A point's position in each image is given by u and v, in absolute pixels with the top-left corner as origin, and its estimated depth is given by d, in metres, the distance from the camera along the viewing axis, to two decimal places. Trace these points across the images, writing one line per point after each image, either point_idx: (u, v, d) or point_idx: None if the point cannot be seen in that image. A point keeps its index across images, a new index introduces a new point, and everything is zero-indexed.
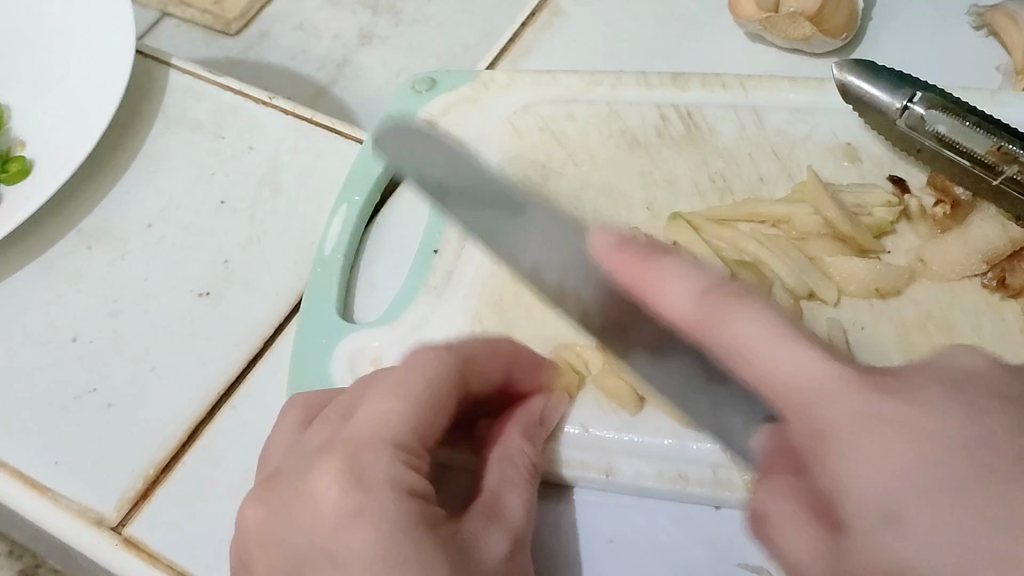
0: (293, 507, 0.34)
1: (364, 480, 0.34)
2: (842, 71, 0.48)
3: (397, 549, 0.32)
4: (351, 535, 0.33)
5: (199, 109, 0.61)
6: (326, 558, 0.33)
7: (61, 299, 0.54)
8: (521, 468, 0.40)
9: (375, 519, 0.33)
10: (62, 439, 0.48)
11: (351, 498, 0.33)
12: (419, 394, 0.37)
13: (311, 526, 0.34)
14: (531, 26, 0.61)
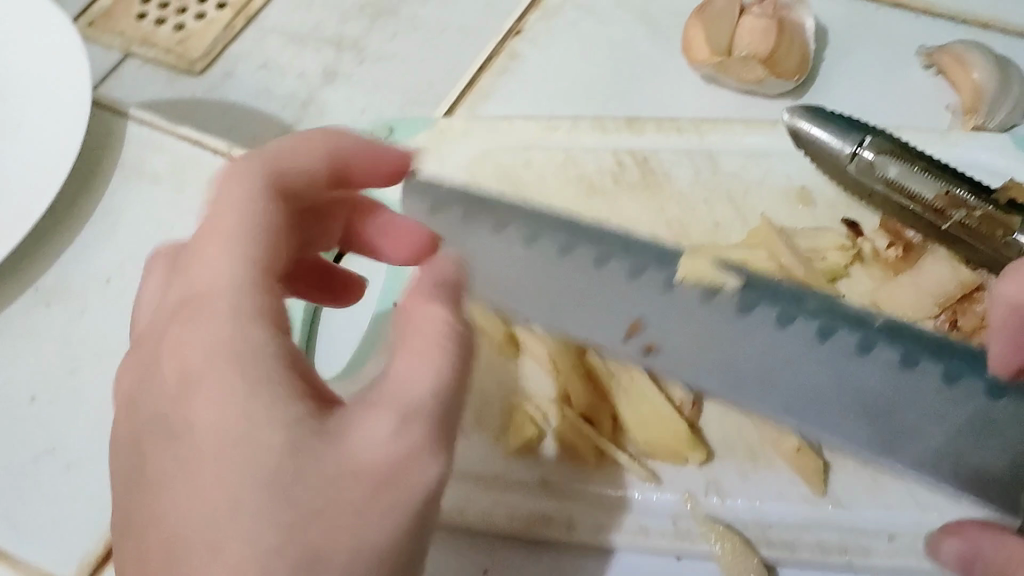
0: (152, 368, 0.29)
1: (210, 328, 0.28)
2: (794, 116, 0.49)
3: (249, 413, 0.26)
4: (201, 402, 0.27)
5: (158, 161, 0.61)
6: (175, 427, 0.28)
7: (20, 358, 0.53)
8: (428, 338, 0.30)
9: (219, 393, 0.27)
10: (21, 502, 0.48)
11: (196, 368, 0.27)
12: (256, 230, 0.30)
13: (161, 406, 0.28)
14: (489, 70, 0.61)
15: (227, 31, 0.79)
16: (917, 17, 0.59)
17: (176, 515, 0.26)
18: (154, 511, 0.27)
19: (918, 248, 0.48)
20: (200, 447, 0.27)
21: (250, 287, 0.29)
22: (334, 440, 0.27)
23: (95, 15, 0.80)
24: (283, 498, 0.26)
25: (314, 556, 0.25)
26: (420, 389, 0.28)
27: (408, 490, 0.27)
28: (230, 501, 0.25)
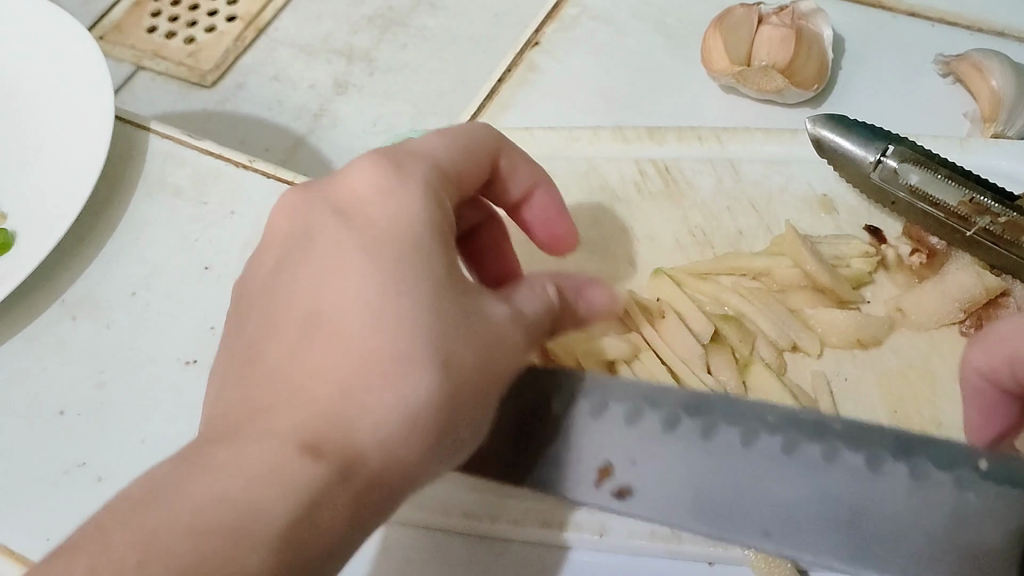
0: (326, 189, 0.37)
1: (395, 164, 0.36)
2: (815, 125, 0.50)
3: (415, 225, 0.34)
4: (375, 203, 0.35)
5: (180, 174, 0.62)
6: (342, 222, 0.35)
7: (47, 371, 0.54)
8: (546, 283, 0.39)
9: (403, 213, 0.35)
10: (52, 515, 0.48)
11: (384, 197, 0.35)
12: (470, 141, 0.40)
13: (336, 208, 0.36)
14: (507, 82, 0.61)
15: (237, 43, 0.79)
16: (932, 25, 0.59)
17: (337, 286, 0.33)
18: (309, 287, 0.34)
19: (942, 254, 0.48)
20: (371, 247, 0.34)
21: (444, 168, 0.38)
22: (476, 300, 0.35)
23: (106, 29, 0.81)
24: (430, 312, 0.33)
25: (442, 365, 0.32)
26: (532, 298, 0.38)
27: (504, 363, 0.35)
28: (390, 295, 0.32)
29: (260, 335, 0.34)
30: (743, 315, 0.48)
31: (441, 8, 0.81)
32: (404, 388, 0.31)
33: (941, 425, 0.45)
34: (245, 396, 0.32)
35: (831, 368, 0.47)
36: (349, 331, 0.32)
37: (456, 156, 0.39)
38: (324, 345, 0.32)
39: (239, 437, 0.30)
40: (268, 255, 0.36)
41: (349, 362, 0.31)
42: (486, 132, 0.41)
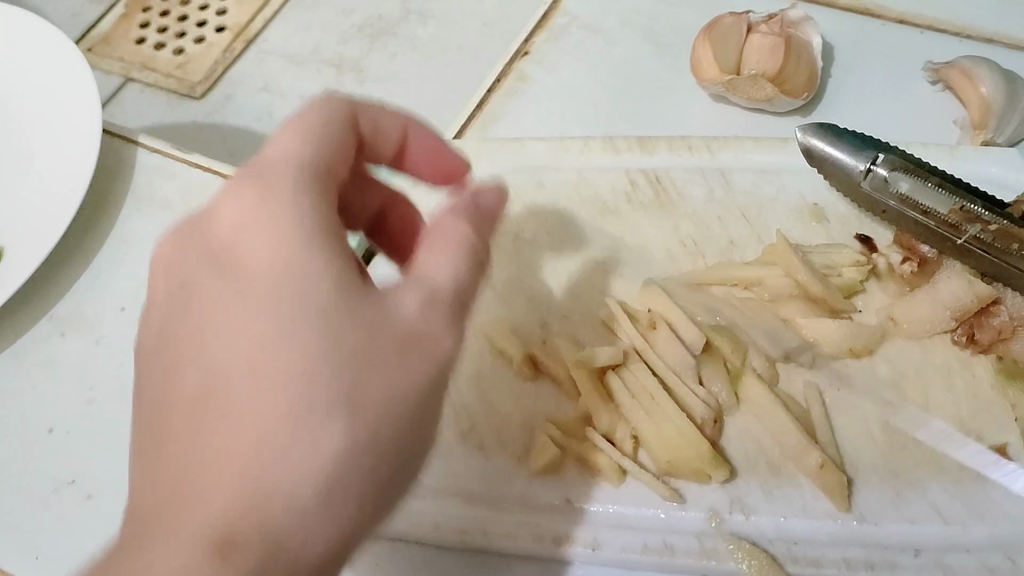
0: (198, 237, 0.32)
1: (261, 179, 0.31)
2: (806, 134, 0.50)
3: (288, 259, 0.30)
4: (250, 242, 0.31)
5: (169, 188, 0.61)
6: (218, 280, 0.31)
7: (37, 388, 0.53)
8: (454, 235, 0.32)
9: (281, 231, 0.30)
10: (42, 533, 0.48)
11: (253, 209, 0.31)
12: (324, 129, 0.33)
13: (211, 258, 0.31)
14: (497, 92, 0.61)
15: (226, 54, 0.79)
16: (921, 32, 0.59)
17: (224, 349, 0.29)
18: (199, 353, 0.30)
19: (933, 262, 0.48)
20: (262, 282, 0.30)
21: (313, 163, 0.32)
22: (377, 309, 0.30)
23: (94, 40, 0.80)
24: (333, 356, 0.29)
25: (348, 409, 0.28)
26: (445, 272, 0.31)
27: (426, 360, 0.30)
28: (281, 346, 0.29)
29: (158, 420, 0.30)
30: (736, 325, 0.48)
31: (430, 18, 0.81)
32: (310, 445, 0.28)
33: (933, 434, 0.45)
34: (155, 483, 0.28)
35: (824, 378, 0.47)
36: (241, 401, 0.28)
37: (329, 146, 0.33)
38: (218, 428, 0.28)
39: (152, 534, 0.27)
40: (153, 312, 0.32)
41: (242, 446, 0.27)
42: (338, 109, 0.33)
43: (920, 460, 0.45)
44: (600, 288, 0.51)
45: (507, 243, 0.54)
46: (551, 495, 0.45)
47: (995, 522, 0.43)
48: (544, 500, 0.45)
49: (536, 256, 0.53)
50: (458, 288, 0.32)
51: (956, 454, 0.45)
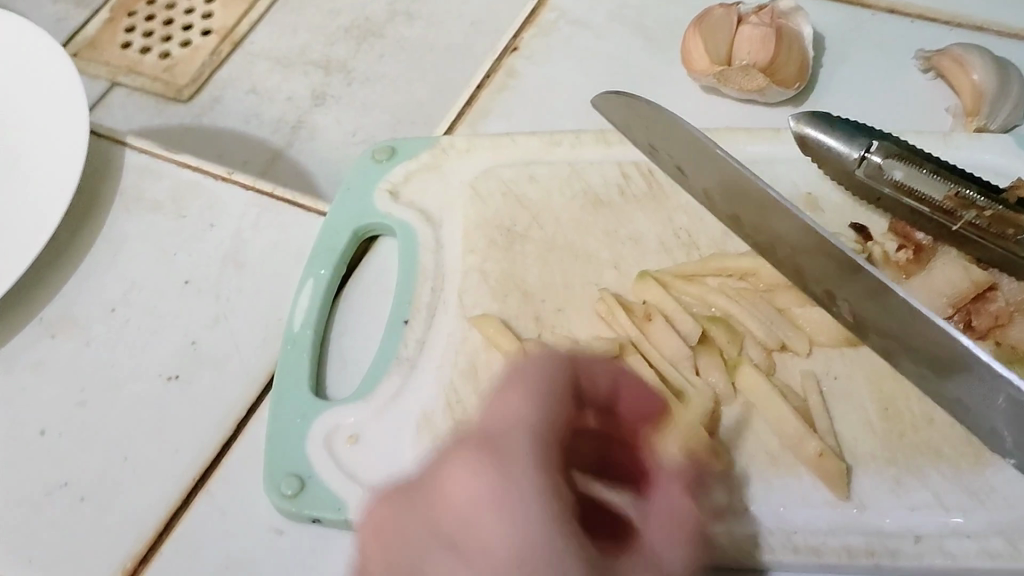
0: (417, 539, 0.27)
1: (481, 495, 0.27)
2: (799, 122, 0.48)
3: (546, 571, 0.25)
4: (492, 537, 0.26)
5: (157, 188, 0.61)
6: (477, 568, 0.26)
7: (27, 391, 0.53)
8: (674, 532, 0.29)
9: (514, 406, 0.30)
10: (34, 537, 0.47)
11: (490, 411, 0.30)
12: (532, 416, 0.29)
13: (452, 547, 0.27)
14: (487, 88, 0.61)
15: (213, 58, 0.79)
16: (911, 22, 0.59)
17: (456, 483, 0.27)
18: (417, 500, 0.28)
19: (928, 250, 0.47)
20: (477, 441, 0.28)
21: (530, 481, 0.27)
22: None
23: (79, 46, 0.80)
24: (555, 498, 0.27)
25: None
26: None
27: None
28: (507, 485, 0.27)
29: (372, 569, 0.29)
30: (731, 316, 0.47)
31: (417, 18, 0.80)
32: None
33: (932, 420, 0.45)
34: None
35: (821, 366, 0.47)
36: (475, 528, 0.26)
37: (541, 375, 0.31)
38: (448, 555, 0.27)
39: None
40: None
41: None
42: (509, 411, 0.30)
43: (918, 447, 0.44)
44: (595, 282, 0.51)
45: (500, 238, 0.53)
46: None
47: (997, 507, 0.43)
48: None
49: (528, 251, 0.53)
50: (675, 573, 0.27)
51: (954, 440, 0.45)
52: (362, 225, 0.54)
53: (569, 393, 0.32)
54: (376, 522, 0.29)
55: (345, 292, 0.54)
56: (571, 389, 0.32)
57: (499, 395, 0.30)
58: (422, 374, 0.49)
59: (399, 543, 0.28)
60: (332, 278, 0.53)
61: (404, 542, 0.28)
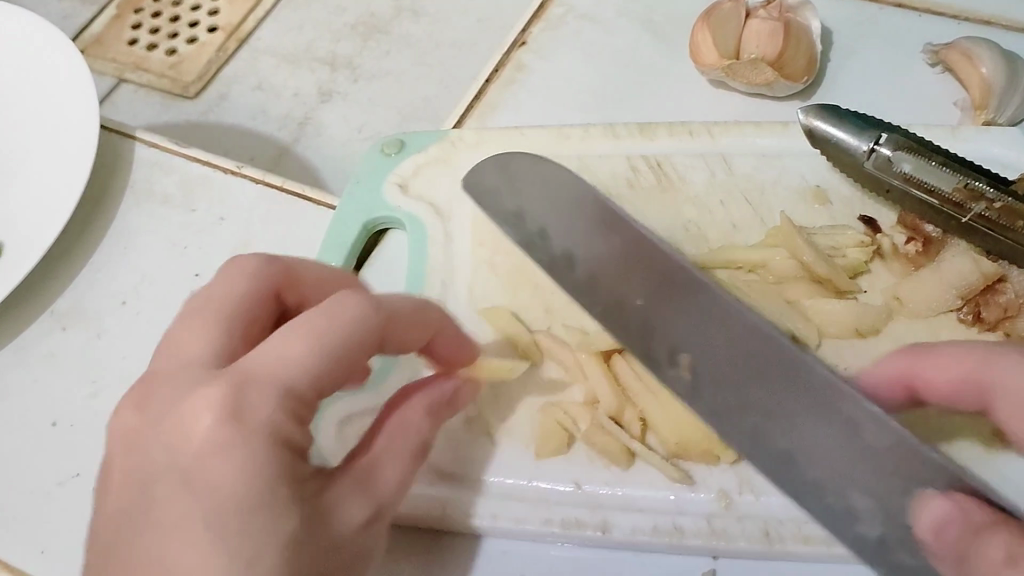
0: (161, 438, 0.31)
1: (242, 418, 0.30)
2: (807, 116, 0.49)
3: (238, 510, 0.29)
4: (213, 468, 0.29)
5: (167, 182, 0.61)
6: (179, 481, 0.30)
7: (39, 383, 0.53)
8: (414, 440, 0.36)
9: (287, 352, 0.31)
10: (46, 526, 0.47)
11: (268, 348, 0.31)
12: (334, 340, 0.32)
13: (175, 461, 0.30)
14: (495, 83, 0.61)
15: (220, 55, 0.78)
16: (919, 16, 0.60)
17: (193, 411, 0.30)
18: (159, 425, 0.31)
19: (937, 241, 0.48)
20: (231, 381, 0.30)
21: (288, 418, 0.31)
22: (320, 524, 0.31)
23: (85, 43, 0.80)
24: (283, 452, 0.30)
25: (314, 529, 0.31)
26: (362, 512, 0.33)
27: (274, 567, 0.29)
28: (234, 438, 0.29)
29: (106, 462, 0.32)
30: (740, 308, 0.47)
31: (422, 15, 0.80)
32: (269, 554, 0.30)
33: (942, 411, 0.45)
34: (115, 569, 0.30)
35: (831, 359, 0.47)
36: (203, 470, 0.29)
37: (331, 318, 0.32)
38: (176, 486, 0.30)
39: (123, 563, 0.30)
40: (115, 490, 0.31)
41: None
42: (281, 354, 0.31)
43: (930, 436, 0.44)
44: None
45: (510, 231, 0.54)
46: (560, 483, 0.44)
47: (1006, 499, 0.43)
48: (555, 486, 0.44)
49: None
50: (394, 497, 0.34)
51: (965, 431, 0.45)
52: (372, 219, 0.55)
53: (363, 346, 0.33)
54: (124, 430, 0.32)
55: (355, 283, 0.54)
56: (374, 334, 0.34)
57: (283, 337, 0.31)
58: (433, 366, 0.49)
59: (136, 455, 0.31)
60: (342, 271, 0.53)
61: (144, 454, 0.31)
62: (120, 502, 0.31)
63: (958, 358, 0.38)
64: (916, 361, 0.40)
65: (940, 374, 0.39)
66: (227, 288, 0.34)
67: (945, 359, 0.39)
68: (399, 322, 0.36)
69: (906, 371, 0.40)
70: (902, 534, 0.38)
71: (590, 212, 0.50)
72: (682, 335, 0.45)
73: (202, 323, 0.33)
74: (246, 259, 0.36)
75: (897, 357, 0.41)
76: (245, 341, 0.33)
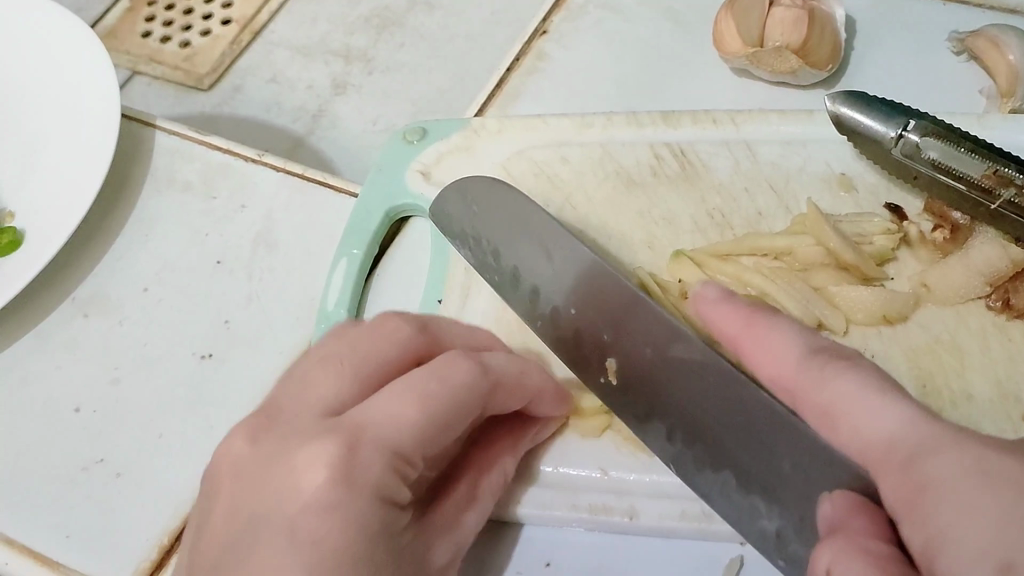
0: (269, 475, 0.34)
1: (351, 476, 0.33)
2: (835, 103, 0.49)
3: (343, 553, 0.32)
4: (318, 518, 0.33)
5: (187, 170, 0.61)
6: (282, 525, 0.33)
7: (61, 369, 0.53)
8: (496, 483, 0.42)
9: (402, 417, 0.35)
10: (70, 512, 0.47)
11: (382, 407, 0.35)
12: (441, 404, 0.36)
13: (278, 501, 0.33)
14: (516, 71, 0.61)
15: (234, 47, 0.78)
16: (942, 5, 0.59)
17: (304, 462, 0.33)
18: (267, 461, 0.34)
19: (965, 229, 0.47)
20: (343, 443, 0.34)
21: (393, 472, 0.34)
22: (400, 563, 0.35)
23: (100, 36, 0.80)
24: (377, 508, 0.34)
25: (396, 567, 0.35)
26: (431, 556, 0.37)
27: None
28: (342, 492, 0.33)
29: (214, 486, 0.36)
30: (766, 294, 0.47)
31: (436, 7, 0.79)
32: None
33: (971, 397, 0.45)
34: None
35: (858, 344, 0.46)
36: (308, 519, 0.33)
37: (442, 385, 0.36)
38: (279, 532, 0.33)
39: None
40: (220, 513, 0.35)
41: None
42: (394, 416, 0.35)
43: (958, 421, 0.44)
44: (630, 262, 0.51)
45: None
46: (586, 469, 0.44)
47: None
48: (580, 473, 0.44)
49: None
50: (464, 538, 0.40)
51: (995, 415, 0.44)
52: (393, 207, 0.54)
53: (467, 408, 0.37)
54: (235, 461, 0.35)
55: (378, 270, 0.54)
56: (478, 401, 0.37)
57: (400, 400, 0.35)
58: None
59: (243, 490, 0.34)
60: (365, 257, 0.53)
61: (249, 491, 0.34)
62: (222, 535, 0.34)
63: (783, 351, 0.38)
64: (746, 341, 0.39)
65: (766, 362, 0.38)
66: (357, 344, 0.38)
67: (776, 342, 0.38)
68: (507, 386, 0.39)
69: (737, 339, 0.40)
70: (796, 525, 0.37)
71: (563, 254, 0.47)
72: (610, 341, 0.44)
73: (329, 373, 0.37)
74: (382, 316, 0.40)
75: (730, 316, 0.40)
76: (360, 393, 0.37)
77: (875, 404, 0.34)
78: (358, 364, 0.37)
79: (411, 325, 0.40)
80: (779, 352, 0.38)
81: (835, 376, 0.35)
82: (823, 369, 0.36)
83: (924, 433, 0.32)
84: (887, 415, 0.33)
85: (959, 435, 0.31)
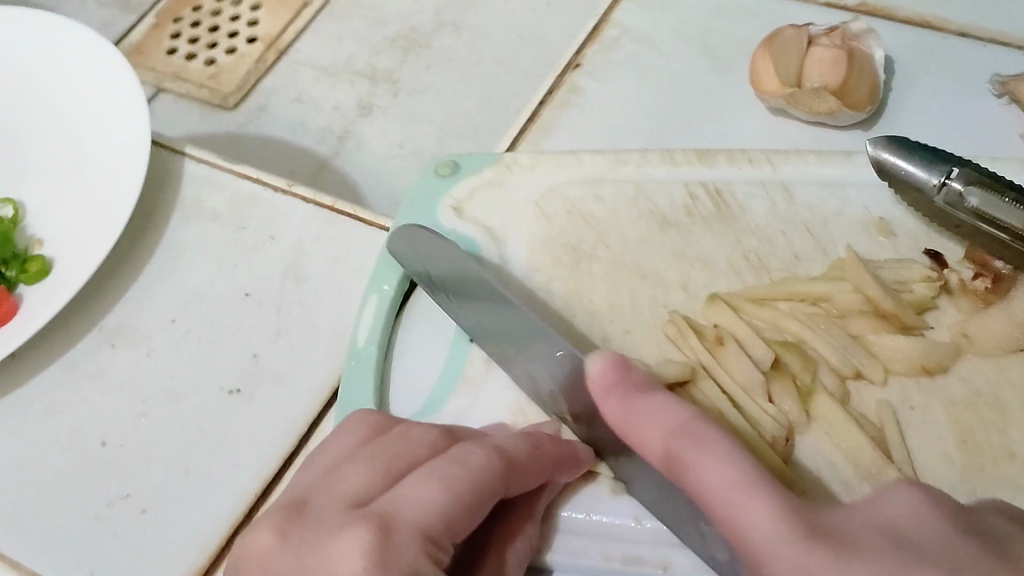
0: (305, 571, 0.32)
1: (388, 560, 0.32)
2: (876, 148, 0.49)
3: None
4: None
5: (217, 199, 0.61)
6: None
7: (87, 401, 0.52)
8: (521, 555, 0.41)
9: (429, 500, 0.34)
10: (96, 548, 0.47)
11: (406, 492, 0.34)
12: (465, 487, 0.35)
13: None
14: (549, 104, 0.61)
15: (259, 65, 0.78)
16: (982, 45, 0.59)
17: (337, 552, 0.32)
18: (302, 558, 0.33)
19: (1008, 278, 0.47)
20: (376, 529, 0.32)
21: (429, 553, 0.33)
22: None
23: (126, 52, 0.80)
24: None
25: None
26: None
27: None
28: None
29: None
30: (803, 342, 0.47)
31: (465, 29, 0.78)
32: None
33: (1013, 454, 0.44)
34: None
35: (897, 397, 0.46)
36: None
37: (463, 469, 0.35)
38: None
39: None
40: None
41: None
42: (424, 500, 0.34)
43: (998, 479, 0.43)
44: (664, 304, 0.50)
45: (566, 257, 0.53)
46: (620, 517, 0.44)
47: None
48: (614, 521, 0.44)
49: (595, 271, 0.52)
50: None
51: None
52: None
53: (491, 491, 0.36)
54: (264, 557, 0.34)
55: (409, 305, 0.53)
56: (499, 481, 0.37)
57: (428, 486, 0.34)
58: (488, 394, 0.49)
59: None
60: (396, 294, 0.52)
61: None
62: None
63: (662, 423, 0.36)
64: (626, 420, 0.37)
65: (646, 439, 0.36)
66: (386, 442, 0.38)
67: (651, 409, 0.37)
68: (521, 466, 0.39)
69: (621, 426, 0.38)
70: None
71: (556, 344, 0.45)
72: None
73: (357, 466, 0.36)
74: (407, 423, 0.40)
75: (610, 392, 0.39)
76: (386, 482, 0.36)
77: (746, 494, 0.31)
78: (385, 456, 0.37)
79: (433, 429, 0.40)
80: (652, 432, 0.36)
81: (708, 455, 0.33)
82: (694, 447, 0.34)
83: (798, 537, 0.29)
84: (753, 503, 0.31)
85: (822, 543, 0.29)
